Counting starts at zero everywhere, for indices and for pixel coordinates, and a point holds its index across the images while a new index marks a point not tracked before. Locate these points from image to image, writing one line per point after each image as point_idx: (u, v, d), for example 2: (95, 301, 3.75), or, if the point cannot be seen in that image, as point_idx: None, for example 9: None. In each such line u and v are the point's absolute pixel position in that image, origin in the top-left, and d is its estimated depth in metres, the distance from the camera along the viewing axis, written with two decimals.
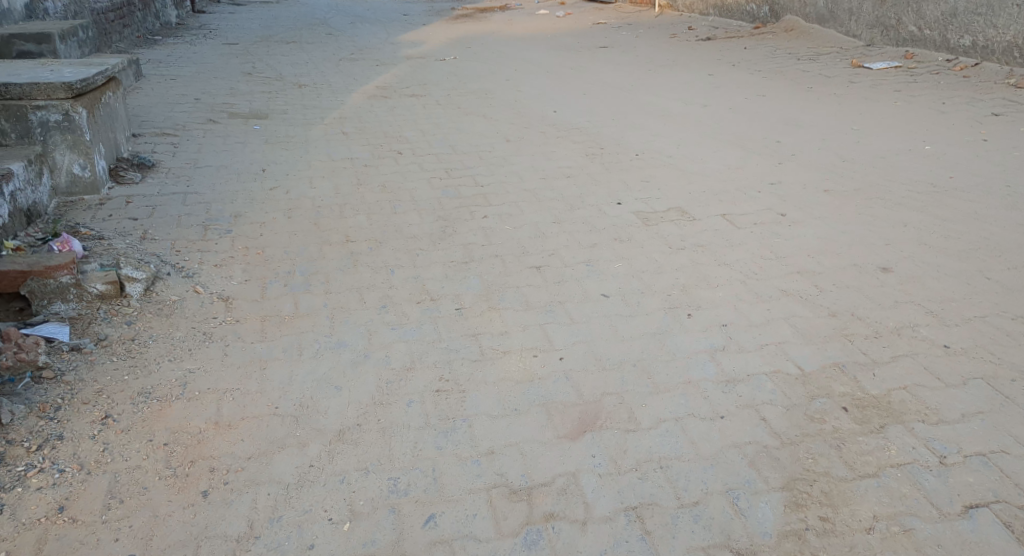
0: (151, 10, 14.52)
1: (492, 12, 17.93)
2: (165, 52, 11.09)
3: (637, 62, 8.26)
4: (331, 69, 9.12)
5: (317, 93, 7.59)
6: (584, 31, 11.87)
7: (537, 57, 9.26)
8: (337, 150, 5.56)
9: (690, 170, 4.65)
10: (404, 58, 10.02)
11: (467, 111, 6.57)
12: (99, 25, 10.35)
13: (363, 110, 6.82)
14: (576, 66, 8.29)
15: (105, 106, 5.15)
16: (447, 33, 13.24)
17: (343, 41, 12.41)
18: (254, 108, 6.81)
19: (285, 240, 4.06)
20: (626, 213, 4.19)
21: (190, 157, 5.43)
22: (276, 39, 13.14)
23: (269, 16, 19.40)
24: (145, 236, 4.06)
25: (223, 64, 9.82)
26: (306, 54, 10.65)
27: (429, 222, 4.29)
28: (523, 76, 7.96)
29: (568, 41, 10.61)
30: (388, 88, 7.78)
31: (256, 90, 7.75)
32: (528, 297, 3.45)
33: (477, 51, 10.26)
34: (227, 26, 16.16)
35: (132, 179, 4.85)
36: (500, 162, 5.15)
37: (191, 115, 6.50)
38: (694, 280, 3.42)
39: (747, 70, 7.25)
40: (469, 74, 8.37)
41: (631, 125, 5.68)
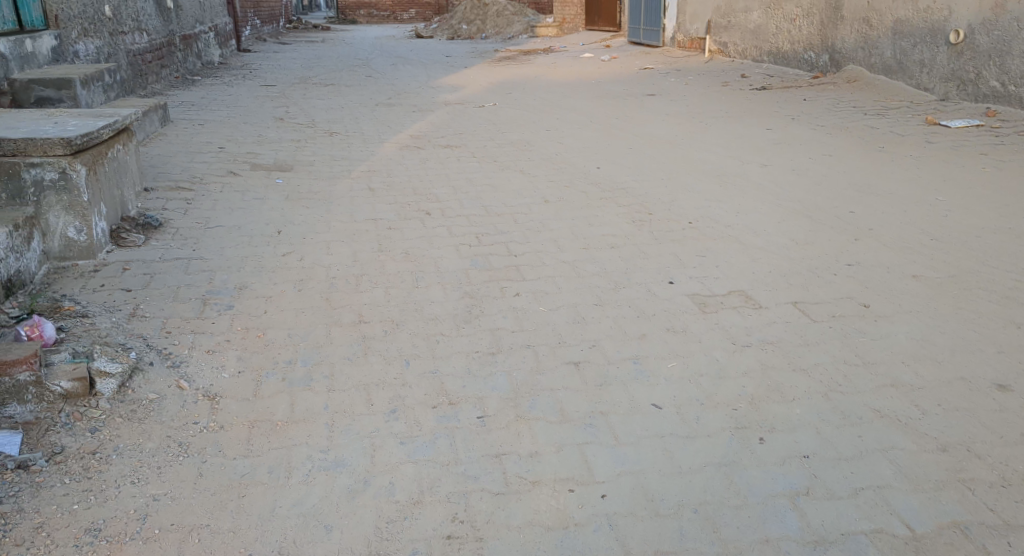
0: (194, 50, 14.46)
1: (536, 55, 17.73)
2: (200, 94, 10.88)
3: (688, 114, 7.77)
4: (365, 115, 8.78)
5: (347, 142, 7.20)
6: (631, 77, 11.45)
7: (582, 105, 8.81)
8: (360, 211, 5.09)
9: (753, 245, 4.12)
10: (443, 104, 9.66)
11: (504, 165, 6.10)
12: (134, 67, 10.18)
13: (394, 162, 6.39)
14: (623, 116, 7.85)
15: (113, 161, 4.77)
16: (490, 77, 12.92)
17: (382, 84, 12.13)
18: (278, 159, 6.43)
19: (290, 320, 3.58)
20: (680, 296, 3.65)
21: (202, 216, 5.01)
22: (315, 80, 12.92)
23: (312, 56, 19.40)
24: (135, 312, 3.62)
25: (256, 108, 9.53)
26: (343, 98, 10.36)
27: (454, 299, 3.76)
28: (567, 126, 7.52)
29: (615, 88, 10.21)
30: (423, 138, 7.38)
31: (284, 138, 7.38)
32: (564, 404, 2.87)
33: (519, 98, 9.87)
34: (269, 67, 16.07)
35: (135, 242, 4.44)
36: (537, 227, 4.63)
37: (211, 166, 6.13)
38: (764, 391, 2.83)
39: (809, 125, 6.74)
40: (509, 123, 7.94)
41: (684, 188, 5.17)
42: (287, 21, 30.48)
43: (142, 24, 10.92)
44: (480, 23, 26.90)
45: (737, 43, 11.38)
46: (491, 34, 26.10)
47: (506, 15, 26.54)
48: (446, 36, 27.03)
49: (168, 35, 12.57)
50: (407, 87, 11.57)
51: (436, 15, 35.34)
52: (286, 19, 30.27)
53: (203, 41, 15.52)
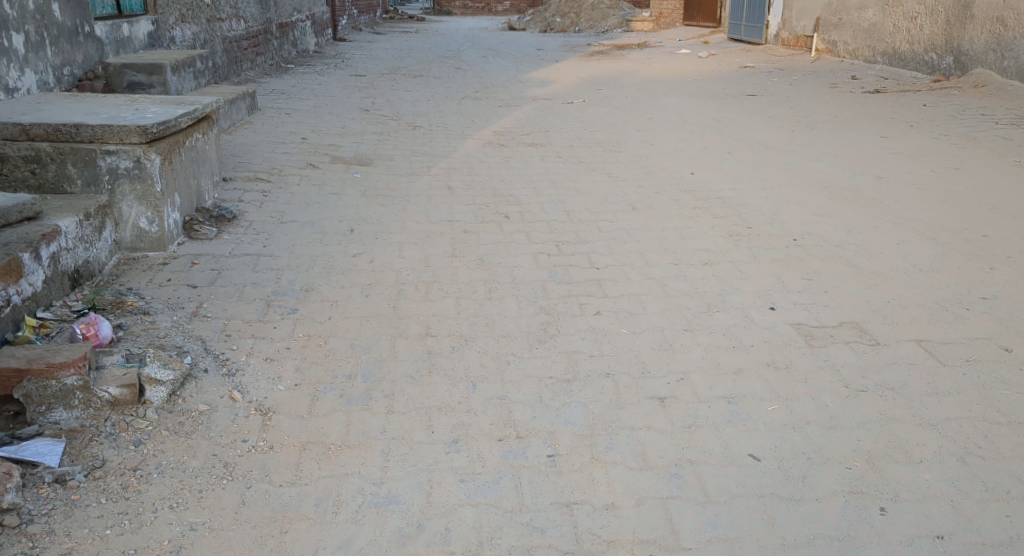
0: (289, 38, 14.53)
1: (631, 50, 17.33)
2: (291, 82, 10.87)
3: (791, 117, 7.28)
4: (452, 109, 8.58)
5: (430, 137, 7.00)
6: (729, 76, 10.93)
7: (675, 105, 8.39)
8: (438, 212, 4.88)
9: (867, 269, 3.71)
10: (532, 99, 9.39)
11: (591, 168, 5.78)
12: (228, 53, 10.21)
13: (477, 161, 6.16)
14: (721, 118, 7.43)
15: (192, 150, 4.64)
16: (581, 72, 12.58)
17: (472, 77, 11.92)
18: (358, 153, 6.26)
19: (353, 329, 3.35)
20: (782, 325, 3.27)
21: (277, 210, 4.85)
22: (404, 71, 12.81)
23: (404, 46, 19.40)
24: (198, 311, 3.44)
25: (343, 98, 9.43)
26: (430, 90, 10.20)
27: (528, 315, 3.47)
28: (660, 127, 7.14)
29: (713, 86, 9.76)
30: (510, 134, 7.12)
31: (366, 130, 7.23)
32: (645, 447, 2.55)
33: (611, 95, 9.51)
34: (361, 56, 16.06)
35: (207, 234, 4.29)
36: (622, 238, 4.30)
37: (291, 157, 5.99)
38: (885, 448, 2.50)
39: (928, 134, 6.21)
40: (599, 122, 7.60)
41: (787, 199, 4.74)
42: (382, 10, 30.66)
43: (239, 10, 10.95)
44: (575, 16, 26.51)
45: (847, 42, 10.76)
46: (585, 28, 25.69)
47: (602, 8, 26.06)
48: (539, 28, 26.75)
49: (264, 22, 12.63)
50: (496, 81, 11.34)
51: (530, 7, 35.11)
52: (381, 8, 30.46)
53: (299, 30, 15.63)
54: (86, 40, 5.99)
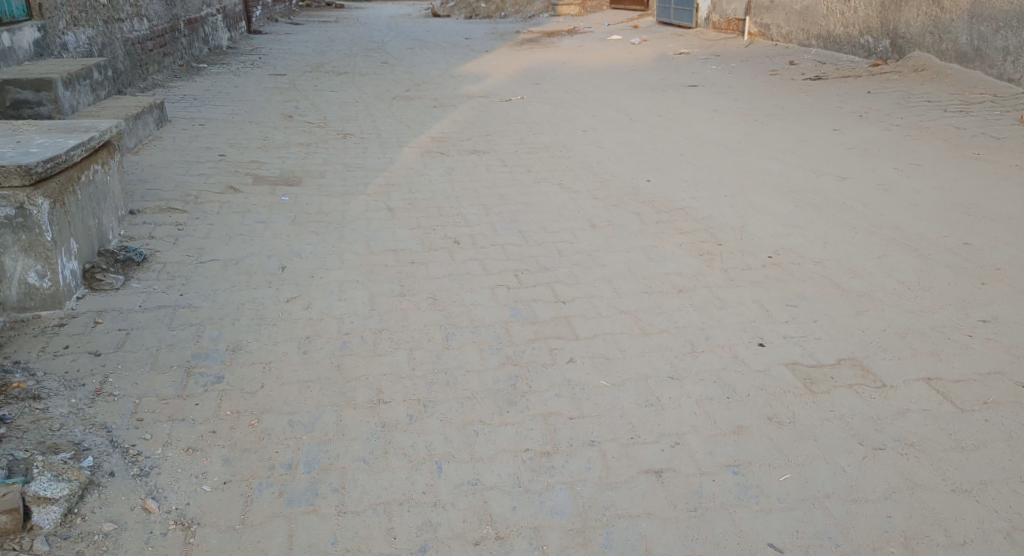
0: (200, 35, 13.71)
1: (560, 36, 17.02)
2: (205, 86, 10.16)
3: (736, 111, 7.04)
4: (382, 111, 8.08)
5: (360, 147, 6.51)
6: (665, 65, 10.70)
7: (615, 102, 8.07)
8: (381, 241, 4.48)
9: (854, 289, 3.42)
10: (466, 98, 8.97)
11: (539, 181, 5.43)
12: (133, 57, 9.45)
13: (415, 174, 5.72)
14: (667, 115, 7.16)
15: (91, 184, 4.08)
16: (513, 63, 12.19)
17: (399, 72, 11.40)
18: (283, 170, 5.73)
19: (292, 400, 2.89)
20: (775, 365, 2.93)
21: (195, 246, 4.32)
22: (327, 68, 12.20)
23: (325, 38, 18.66)
24: (103, 386, 2.91)
25: (263, 103, 8.82)
26: (356, 90, 9.66)
27: (492, 367, 3.08)
28: (605, 129, 6.82)
29: (651, 78, 9.50)
30: (448, 140, 6.70)
31: (291, 141, 6.69)
32: (648, 543, 2.21)
33: (547, 91, 9.14)
34: (280, 52, 15.32)
35: (112, 284, 3.75)
36: (586, 264, 3.98)
37: (207, 179, 5.44)
38: (920, 527, 2.21)
39: (881, 124, 6.00)
40: (540, 124, 7.24)
41: (754, 207, 4.44)
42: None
43: (141, 10, 10.16)
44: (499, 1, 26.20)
45: (780, 25, 10.62)
46: (509, 13, 25.32)
47: None
48: (463, 14, 26.27)
49: (172, 20, 11.83)
50: (426, 76, 10.85)
51: None
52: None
53: (211, 25, 14.79)
54: None
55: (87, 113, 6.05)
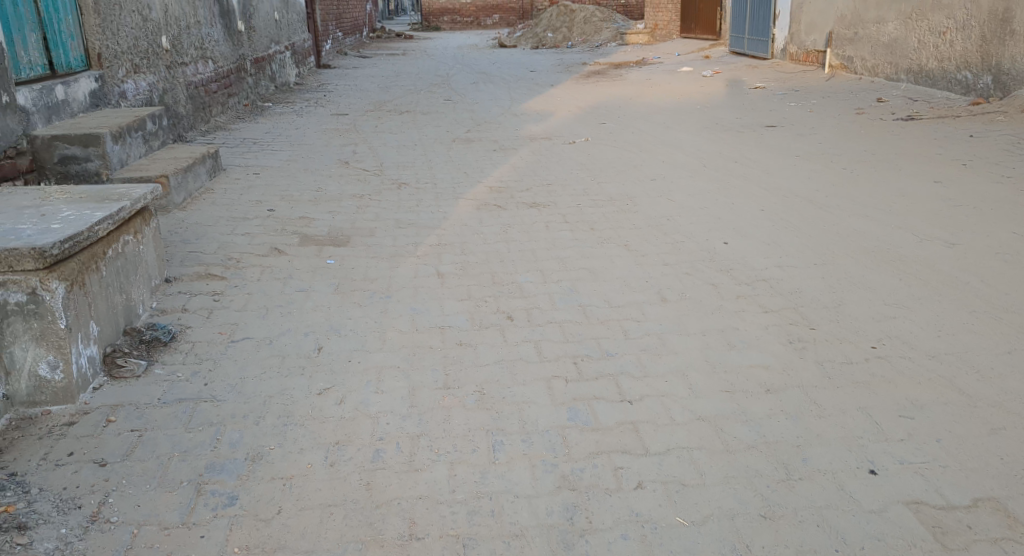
0: (267, 72, 13.68)
1: (629, 67, 16.64)
2: (266, 127, 10.01)
3: (820, 159, 6.48)
4: (440, 157, 7.76)
5: (413, 199, 6.16)
6: (740, 102, 10.16)
7: (686, 146, 7.57)
8: (428, 314, 4.08)
9: (982, 401, 2.87)
10: (529, 140, 8.59)
11: (603, 242, 4.98)
12: (195, 100, 9.33)
13: (470, 233, 5.33)
14: (744, 161, 6.67)
15: (120, 258, 3.79)
16: (580, 99, 11.80)
17: (462, 110, 11.12)
18: (331, 228, 5.41)
19: (310, 532, 2.51)
20: (893, 506, 2.45)
21: (229, 321, 3.99)
22: (389, 106, 12.00)
23: (391, 72, 18.60)
24: (99, 511, 2.61)
25: (321, 147, 8.59)
26: (417, 131, 9.39)
27: (545, 492, 2.62)
28: (675, 179, 6.33)
29: (726, 116, 9.00)
30: (508, 191, 6.30)
31: (343, 192, 6.39)
32: None
33: (614, 133, 8.70)
34: (345, 88, 15.23)
35: (133, 370, 3.43)
36: (656, 350, 3.49)
37: (251, 239, 5.15)
38: None
39: (989, 175, 5.37)
40: (605, 172, 6.79)
41: (852, 281, 3.91)
42: (368, 31, 29.91)
43: (205, 51, 10.09)
44: (568, 32, 26.06)
45: (866, 58, 10.09)
46: (577, 43, 25.05)
47: (595, 22, 25.58)
48: (530, 45, 26.09)
49: (238, 60, 11.78)
50: (488, 115, 10.54)
51: (520, 20, 34.57)
52: (367, 29, 29.73)
53: (279, 63, 14.79)
54: (3, 113, 5.14)
55: (137, 166, 5.85)
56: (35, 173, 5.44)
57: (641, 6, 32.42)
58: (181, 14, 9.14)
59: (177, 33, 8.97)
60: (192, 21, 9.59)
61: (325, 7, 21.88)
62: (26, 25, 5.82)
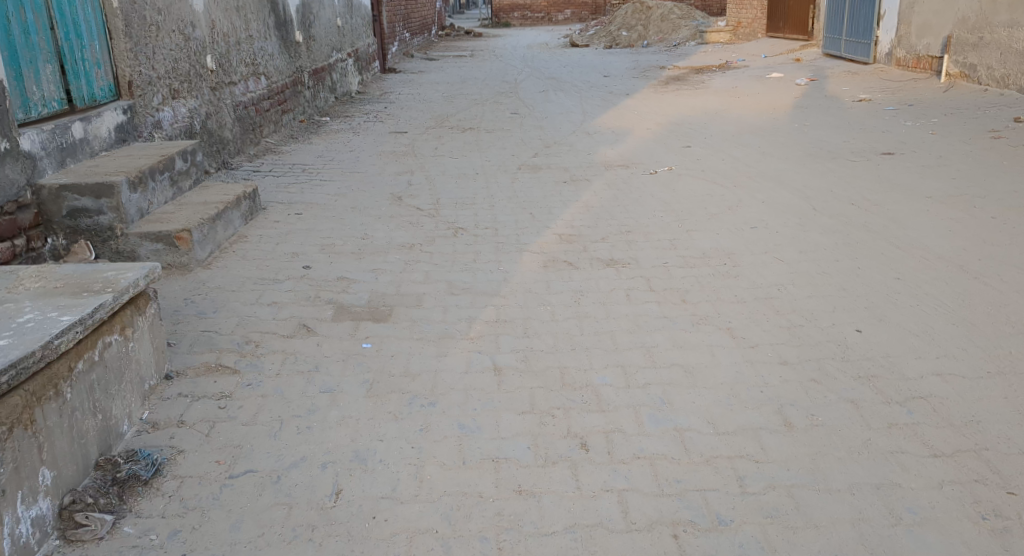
0: (327, 82, 12.97)
1: (709, 72, 15.56)
2: (321, 149, 9.26)
3: (955, 207, 5.42)
4: (504, 194, 6.92)
5: (469, 255, 5.32)
6: (841, 124, 9.06)
7: (786, 185, 6.54)
8: (479, 436, 3.20)
9: None
10: (604, 169, 7.70)
11: (699, 327, 4.04)
12: (244, 122, 8.60)
13: (533, 309, 4.46)
14: (860, 208, 5.67)
15: (95, 369, 3.00)
16: (659, 113, 10.81)
17: (530, 127, 10.25)
18: (371, 297, 4.60)
19: None
20: None
21: (232, 442, 3.18)
22: (452, 121, 11.18)
23: (458, 77, 17.81)
24: None
25: (374, 176, 7.82)
26: (479, 156, 8.57)
27: None
28: (779, 235, 5.33)
29: (829, 142, 7.96)
30: (580, 246, 5.42)
31: (391, 244, 5.58)
32: None
33: (701, 160, 7.71)
34: (408, 97, 14.48)
35: (94, 532, 2.68)
36: (787, 518, 2.65)
37: (279, 309, 4.35)
38: None
39: None
40: (694, 220, 5.82)
41: None
42: (435, 28, 29.17)
43: (258, 67, 9.38)
44: (643, 30, 24.98)
45: (992, 66, 8.91)
46: (653, 42, 23.94)
47: (673, 19, 24.44)
48: (603, 44, 25.04)
49: (295, 72, 11.07)
50: (558, 134, 9.64)
51: (592, 16, 33.53)
52: (435, 28, 29.02)
53: (340, 71, 14.10)
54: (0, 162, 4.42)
55: (162, 214, 5.11)
56: (42, 227, 4.74)
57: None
58: (230, 30, 8.44)
59: (226, 51, 8.27)
60: (244, 36, 8.89)
61: (392, 8, 21.17)
62: (39, 55, 5.06)
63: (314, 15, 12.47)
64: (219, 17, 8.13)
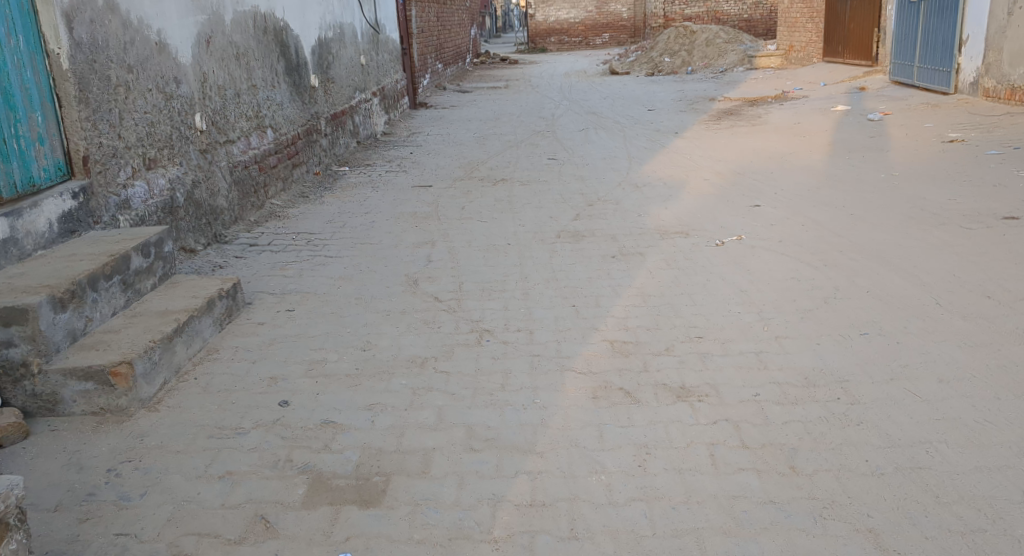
0: (348, 127, 11.91)
1: (764, 104, 14.36)
2: (334, 211, 8.14)
3: None
4: (541, 278, 5.71)
5: (495, 382, 4.12)
6: (932, 177, 7.81)
7: (890, 276, 5.27)
8: None
9: None
10: (658, 237, 6.52)
11: (825, 528, 2.89)
12: (243, 186, 7.51)
13: (581, 481, 3.23)
14: (996, 317, 4.53)
15: None
16: (715, 159, 9.60)
17: (570, 179, 9.06)
18: (360, 459, 3.40)
19: None
20: None
21: None
22: (483, 170, 10.06)
23: (490, 112, 16.75)
24: None
25: (389, 248, 6.68)
26: (512, 220, 7.39)
27: None
28: (901, 362, 4.07)
29: (924, 207, 6.76)
30: (639, 373, 4.19)
31: (396, 361, 4.40)
32: None
33: (776, 229, 6.44)
34: (436, 137, 13.41)
35: None
36: None
37: (232, 487, 3.18)
38: None
39: None
40: (782, 331, 4.56)
41: None
42: (469, 56, 28.24)
43: (262, 119, 8.31)
44: (687, 55, 23.82)
45: None
46: (698, 68, 22.73)
47: (718, 44, 23.24)
48: (645, 70, 23.90)
49: (310, 120, 10.01)
50: (603, 189, 8.44)
51: (630, 39, 32.41)
52: (469, 56, 28.09)
53: (363, 111, 13.06)
54: None
55: (103, 333, 3.95)
56: None
57: (765, 19, 29.70)
58: (226, 81, 7.38)
59: (220, 106, 7.20)
60: (244, 87, 7.84)
61: (423, 38, 20.18)
62: None
63: (333, 55, 11.45)
64: (211, 67, 7.07)
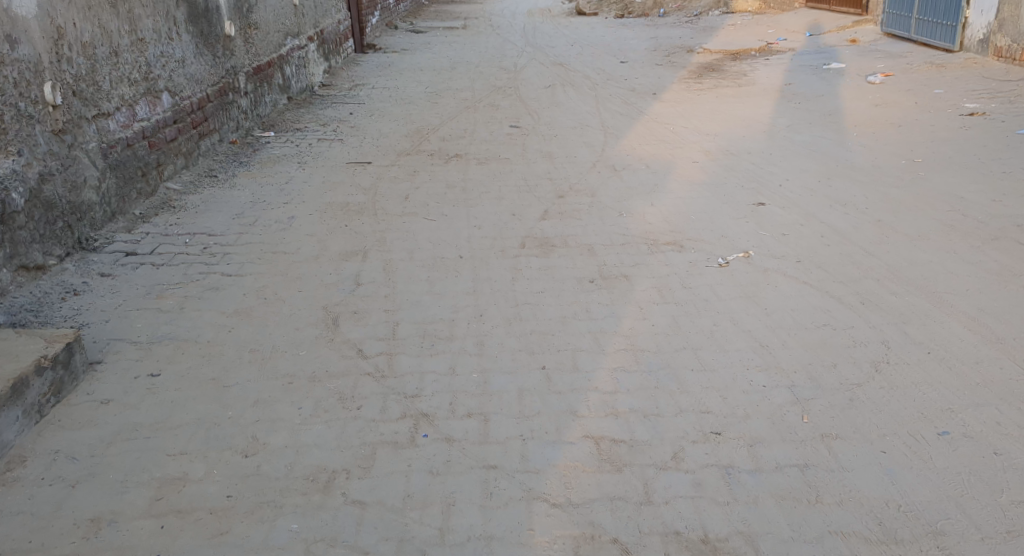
0: (277, 82, 10.32)
1: (749, 59, 13.00)
2: (246, 199, 6.71)
3: None
4: (499, 320, 4.47)
5: (430, 524, 2.89)
6: (964, 165, 6.58)
7: (953, 324, 4.02)
8: None
9: None
10: (645, 255, 5.29)
11: None
12: (123, 170, 6.05)
13: None
14: None
15: None
16: (700, 137, 8.34)
17: (536, 161, 7.79)
18: None
19: None
20: None
21: None
22: (433, 141, 8.63)
23: (447, 60, 15.14)
24: None
25: (309, 264, 5.34)
26: (465, 223, 6.11)
27: None
28: (1014, 496, 2.90)
29: (964, 210, 5.54)
30: (638, 507, 2.95)
31: (290, 477, 3.09)
32: None
33: (792, 243, 5.19)
34: (383, 91, 11.84)
35: None
36: None
37: None
38: None
39: None
40: (831, 426, 3.28)
41: None
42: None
43: (154, 81, 6.77)
44: None
45: None
46: (671, 10, 21.19)
47: None
48: (615, 11, 22.22)
49: (225, 77, 8.44)
50: (574, 180, 7.16)
51: None
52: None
53: (298, 61, 11.44)
54: None
55: None
56: None
57: None
58: (96, 35, 5.85)
59: (86, 69, 5.68)
60: (125, 41, 6.31)
61: None
62: None
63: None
64: (71, 19, 5.53)
